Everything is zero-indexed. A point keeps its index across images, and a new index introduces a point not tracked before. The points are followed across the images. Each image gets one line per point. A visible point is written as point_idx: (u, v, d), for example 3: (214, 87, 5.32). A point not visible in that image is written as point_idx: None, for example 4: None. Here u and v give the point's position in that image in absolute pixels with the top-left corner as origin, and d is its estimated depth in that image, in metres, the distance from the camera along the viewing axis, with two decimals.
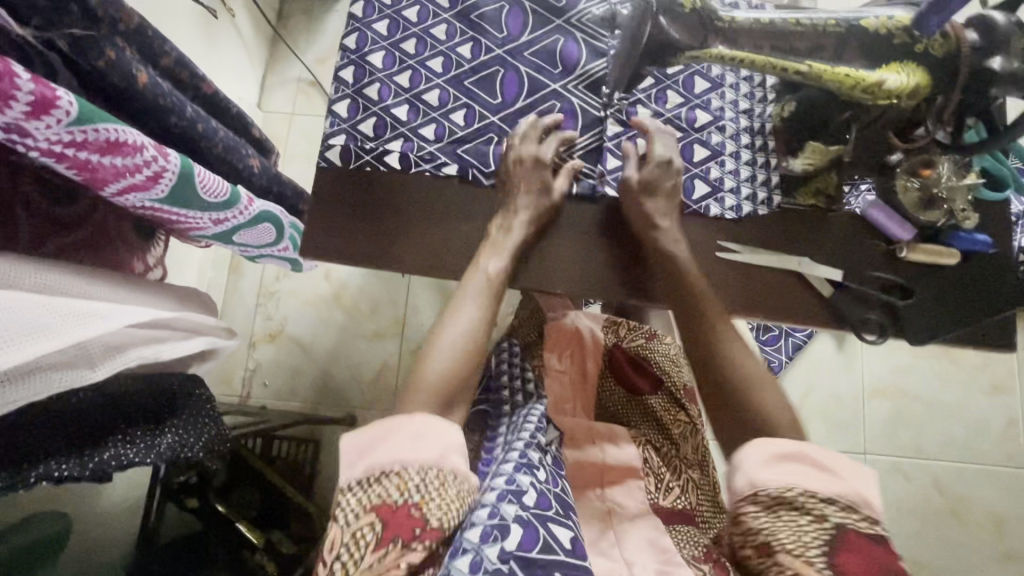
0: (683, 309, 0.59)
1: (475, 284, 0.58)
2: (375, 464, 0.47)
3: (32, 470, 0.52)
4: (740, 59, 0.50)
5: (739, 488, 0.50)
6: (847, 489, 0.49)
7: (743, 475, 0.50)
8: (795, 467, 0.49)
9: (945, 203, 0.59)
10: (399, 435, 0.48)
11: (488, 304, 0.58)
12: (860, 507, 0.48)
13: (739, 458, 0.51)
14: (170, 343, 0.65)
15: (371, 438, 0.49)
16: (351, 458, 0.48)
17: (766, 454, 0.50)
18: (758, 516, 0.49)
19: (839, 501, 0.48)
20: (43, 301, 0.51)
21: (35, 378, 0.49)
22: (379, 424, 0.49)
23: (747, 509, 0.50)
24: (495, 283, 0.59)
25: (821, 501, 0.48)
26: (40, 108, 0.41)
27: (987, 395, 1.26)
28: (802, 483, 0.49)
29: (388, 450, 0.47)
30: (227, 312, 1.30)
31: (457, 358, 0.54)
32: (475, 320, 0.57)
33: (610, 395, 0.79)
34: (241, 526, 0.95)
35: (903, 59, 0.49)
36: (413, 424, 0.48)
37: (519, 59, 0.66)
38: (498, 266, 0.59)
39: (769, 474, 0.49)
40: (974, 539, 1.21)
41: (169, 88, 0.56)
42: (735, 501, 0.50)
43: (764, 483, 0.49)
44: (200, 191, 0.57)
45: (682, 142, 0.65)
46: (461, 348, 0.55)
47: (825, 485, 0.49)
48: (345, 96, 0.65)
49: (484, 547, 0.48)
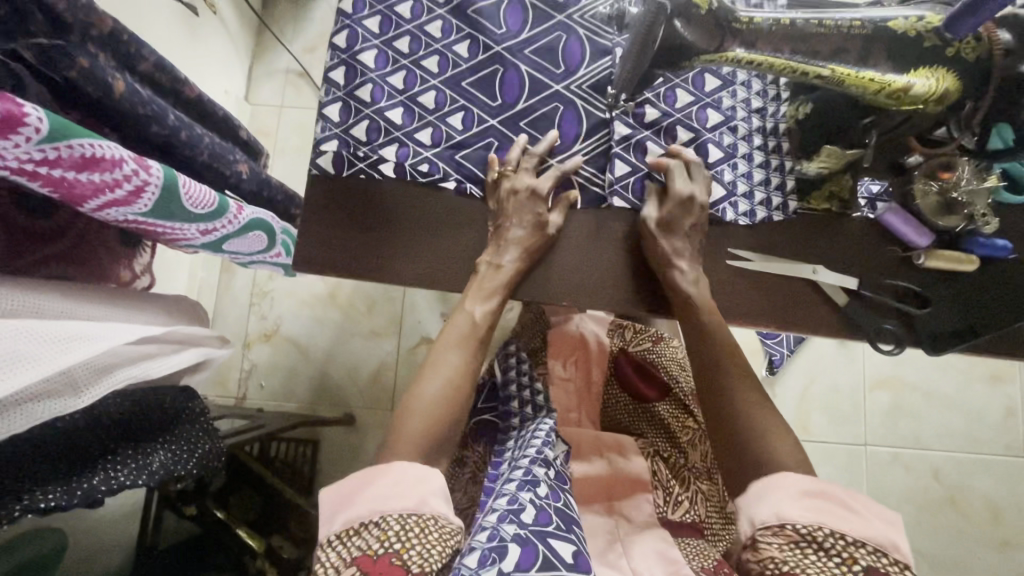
0: None
1: (457, 330, 0.59)
2: (353, 516, 0.47)
3: (16, 503, 0.49)
4: (759, 62, 0.50)
5: (764, 519, 0.49)
6: (874, 532, 0.47)
7: (771, 507, 0.49)
8: (824, 506, 0.48)
9: (965, 207, 0.58)
10: (380, 481, 0.48)
11: (472, 353, 0.59)
12: (888, 552, 0.47)
13: (766, 488, 0.50)
14: (159, 359, 0.62)
15: (350, 488, 0.49)
16: (329, 510, 0.48)
17: (794, 489, 0.49)
18: (782, 548, 0.47)
19: (866, 545, 0.47)
20: (22, 328, 0.48)
21: (17, 412, 0.47)
22: (363, 471, 0.50)
23: (769, 540, 0.48)
24: (479, 329, 0.59)
25: (850, 544, 0.47)
26: (6, 125, 0.37)
27: (989, 385, 1.26)
28: (830, 522, 0.47)
29: (367, 499, 0.47)
30: (220, 312, 1.27)
31: (442, 409, 0.54)
32: (458, 366, 0.57)
33: (615, 403, 0.76)
34: (240, 532, 0.92)
35: (933, 64, 0.47)
36: (398, 470, 0.49)
37: (519, 57, 0.65)
38: (483, 310, 0.59)
39: (797, 508, 0.48)
40: (973, 529, 1.21)
41: (148, 95, 0.53)
42: (758, 530, 0.48)
43: (792, 517, 0.48)
44: (186, 203, 0.54)
45: (693, 144, 0.64)
46: (446, 395, 0.55)
47: (853, 526, 0.47)
48: (336, 99, 0.62)
49: (481, 571, 0.45)
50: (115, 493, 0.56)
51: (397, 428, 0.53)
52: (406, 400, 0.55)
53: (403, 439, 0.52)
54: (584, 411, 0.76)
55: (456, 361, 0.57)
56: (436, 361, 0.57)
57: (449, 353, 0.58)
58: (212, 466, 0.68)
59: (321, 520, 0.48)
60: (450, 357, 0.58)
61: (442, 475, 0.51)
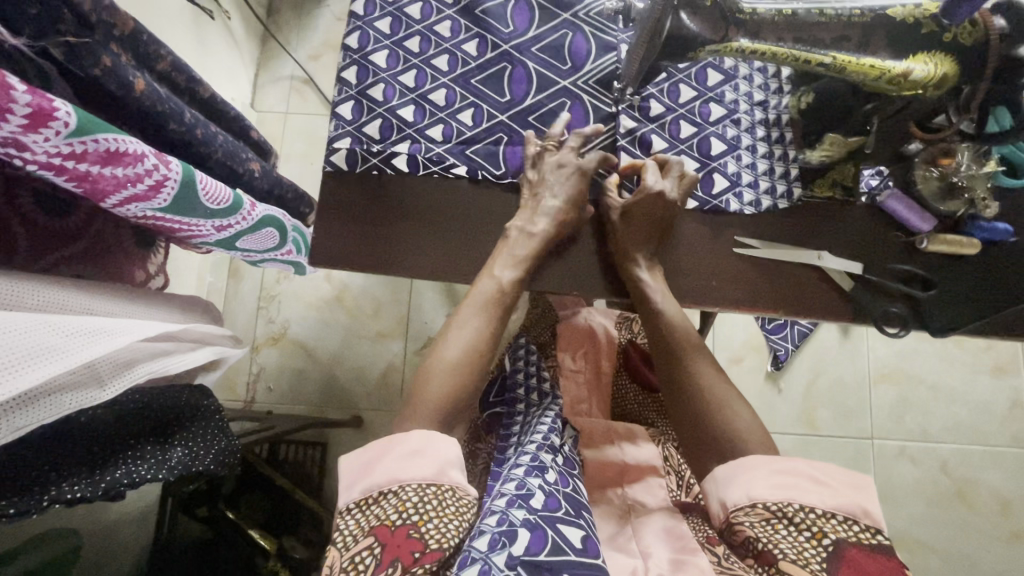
0: (676, 334, 0.61)
1: (481, 292, 0.58)
2: (371, 485, 0.47)
3: (43, 494, 0.50)
4: (762, 51, 0.51)
5: (734, 500, 0.50)
6: (844, 501, 0.48)
7: (741, 489, 0.50)
8: (791, 482, 0.49)
9: (965, 192, 0.60)
10: (398, 452, 0.48)
11: (494, 319, 0.59)
12: (859, 519, 0.47)
13: (736, 470, 0.51)
14: (177, 355, 0.63)
15: (368, 459, 0.49)
16: (349, 479, 0.49)
17: (763, 470, 0.50)
18: (755, 526, 0.48)
19: (838, 515, 0.47)
20: (48, 323, 0.48)
21: (43, 402, 0.48)
22: (381, 443, 0.50)
23: (742, 518, 0.49)
24: (504, 296, 0.59)
25: (820, 516, 0.47)
26: (38, 120, 0.38)
27: (993, 378, 1.26)
28: (798, 497, 0.48)
29: (385, 470, 0.47)
30: (228, 316, 1.28)
31: (463, 375, 0.55)
32: (478, 331, 0.58)
33: (625, 392, 0.80)
34: (253, 533, 0.93)
35: (931, 49, 0.50)
36: (417, 439, 0.49)
37: (526, 54, 0.67)
38: (512, 277, 0.59)
39: (765, 487, 0.49)
40: (981, 520, 1.21)
41: (166, 94, 0.55)
42: (730, 512, 0.50)
43: (761, 497, 0.49)
44: (203, 199, 0.55)
45: (698, 138, 0.66)
46: (464, 363, 0.56)
47: (822, 498, 0.48)
48: (349, 98, 0.64)
49: (493, 555, 0.44)
50: (136, 486, 0.57)
51: (417, 393, 0.54)
52: (428, 364, 0.56)
53: (421, 404, 0.53)
54: (594, 402, 0.76)
55: (478, 326, 0.58)
56: (457, 325, 0.58)
57: (471, 319, 0.58)
58: (230, 462, 0.68)
59: (340, 489, 0.48)
60: (474, 321, 0.58)
61: (456, 444, 0.50)
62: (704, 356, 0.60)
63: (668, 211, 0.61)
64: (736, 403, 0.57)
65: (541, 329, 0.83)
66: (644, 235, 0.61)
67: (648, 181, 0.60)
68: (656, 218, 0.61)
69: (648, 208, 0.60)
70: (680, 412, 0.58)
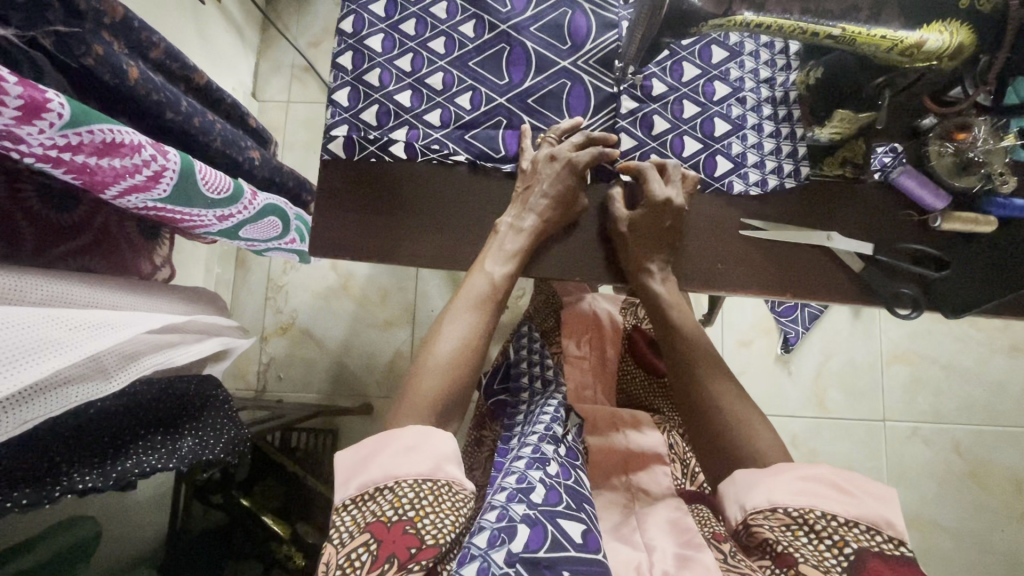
0: (664, 327, 0.63)
1: (475, 289, 0.58)
2: (366, 481, 0.47)
3: (55, 485, 0.50)
4: (769, 25, 0.49)
5: (755, 503, 0.49)
6: (866, 511, 0.47)
7: (762, 494, 0.49)
8: (811, 489, 0.48)
9: (982, 167, 0.58)
10: (393, 447, 0.48)
11: (489, 315, 0.59)
12: (882, 530, 0.46)
13: (758, 476, 0.50)
14: (182, 347, 0.63)
15: (363, 455, 0.48)
16: (343, 476, 0.48)
17: (785, 476, 0.49)
18: (775, 530, 0.47)
19: (860, 524, 0.47)
20: (51, 316, 0.48)
21: (51, 395, 0.48)
22: (375, 438, 0.49)
23: (761, 520, 0.48)
24: (498, 292, 0.59)
25: (842, 525, 0.46)
26: (30, 112, 0.38)
27: (1008, 358, 1.24)
28: (820, 504, 0.47)
29: (381, 465, 0.47)
30: (237, 306, 1.29)
31: (458, 368, 0.55)
32: (471, 327, 0.57)
33: (631, 378, 0.80)
34: (266, 519, 0.96)
35: (947, 16, 0.48)
36: (415, 434, 0.48)
37: (524, 34, 0.65)
38: (503, 273, 0.59)
39: (787, 493, 0.48)
40: (995, 501, 1.20)
41: (161, 82, 0.54)
42: (749, 514, 0.49)
43: (782, 501, 0.48)
44: (203, 189, 0.55)
45: (700, 118, 0.64)
46: (458, 356, 0.55)
47: (844, 507, 0.47)
48: (345, 84, 0.63)
49: (491, 552, 0.44)
50: (146, 476, 0.57)
51: (412, 386, 0.54)
52: (422, 359, 0.56)
53: (415, 398, 0.53)
54: (599, 388, 0.76)
55: (472, 322, 0.58)
56: (451, 320, 0.58)
57: (465, 314, 0.58)
58: (240, 451, 0.68)
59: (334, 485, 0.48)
60: (466, 317, 0.58)
61: (453, 437, 0.50)
62: (706, 358, 0.61)
63: (677, 217, 0.60)
64: (738, 403, 0.57)
65: (545, 315, 0.83)
66: (644, 236, 0.60)
67: (648, 181, 0.59)
68: (663, 226, 0.60)
69: (661, 219, 0.59)
70: (687, 410, 0.59)
